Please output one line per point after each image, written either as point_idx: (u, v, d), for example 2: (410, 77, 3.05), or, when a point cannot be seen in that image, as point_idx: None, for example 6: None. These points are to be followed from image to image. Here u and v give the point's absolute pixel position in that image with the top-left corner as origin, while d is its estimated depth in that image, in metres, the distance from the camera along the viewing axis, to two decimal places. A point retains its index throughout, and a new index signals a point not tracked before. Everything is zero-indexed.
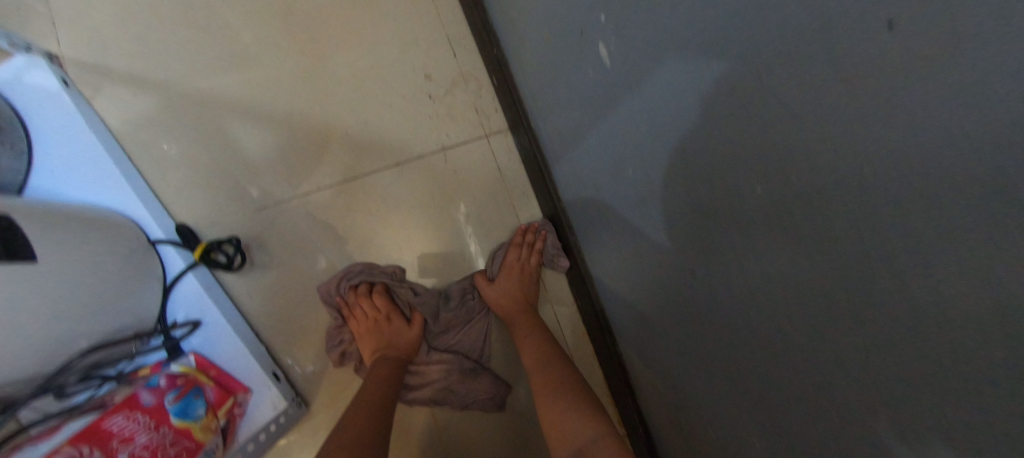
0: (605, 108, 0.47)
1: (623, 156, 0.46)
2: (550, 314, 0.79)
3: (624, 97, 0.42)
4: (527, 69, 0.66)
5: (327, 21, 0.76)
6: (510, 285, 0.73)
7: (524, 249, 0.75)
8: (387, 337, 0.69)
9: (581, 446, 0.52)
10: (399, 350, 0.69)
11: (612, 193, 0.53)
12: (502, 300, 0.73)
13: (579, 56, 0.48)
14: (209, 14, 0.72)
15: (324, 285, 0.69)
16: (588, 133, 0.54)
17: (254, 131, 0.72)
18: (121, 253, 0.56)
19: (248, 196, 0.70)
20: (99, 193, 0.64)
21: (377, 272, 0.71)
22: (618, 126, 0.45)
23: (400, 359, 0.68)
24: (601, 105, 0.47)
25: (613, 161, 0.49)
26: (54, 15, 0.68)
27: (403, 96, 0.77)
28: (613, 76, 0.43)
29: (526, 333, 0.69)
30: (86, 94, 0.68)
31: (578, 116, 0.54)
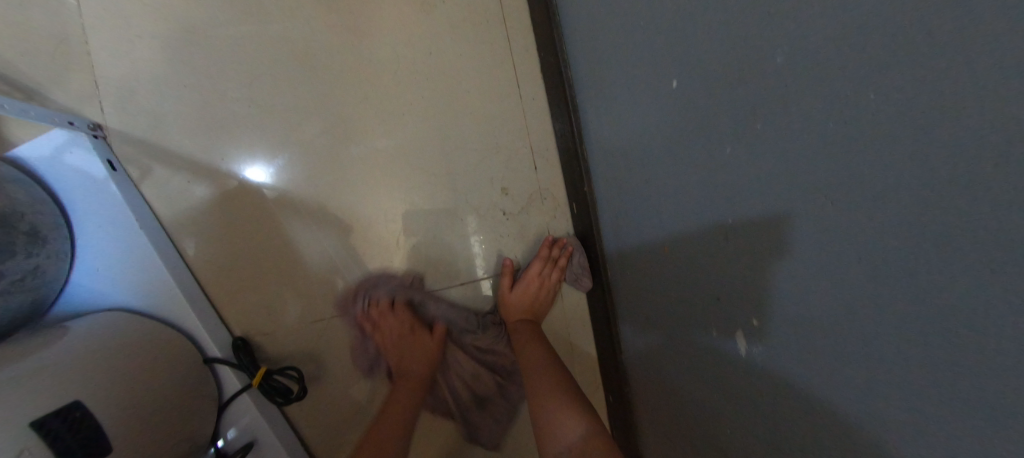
0: (707, 371, 0.46)
1: (720, 424, 0.46)
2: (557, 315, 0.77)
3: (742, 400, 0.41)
4: (621, 232, 0.62)
5: (402, 113, 0.70)
6: (530, 291, 0.70)
7: (547, 263, 0.72)
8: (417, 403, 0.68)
9: (567, 446, 0.51)
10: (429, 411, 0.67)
11: (681, 418, 0.53)
12: (519, 305, 0.70)
13: (690, 303, 0.47)
14: (276, 93, 0.66)
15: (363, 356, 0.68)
16: (673, 357, 0.52)
17: (311, 232, 0.68)
18: (177, 391, 0.53)
19: (300, 304, 0.67)
20: (150, 301, 0.58)
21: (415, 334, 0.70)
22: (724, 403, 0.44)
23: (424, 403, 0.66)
24: (699, 362, 0.47)
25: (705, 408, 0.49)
26: (101, 77, 0.61)
27: (471, 206, 0.72)
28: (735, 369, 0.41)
29: (533, 339, 0.66)
30: (133, 177, 0.62)
31: (669, 337, 0.53)
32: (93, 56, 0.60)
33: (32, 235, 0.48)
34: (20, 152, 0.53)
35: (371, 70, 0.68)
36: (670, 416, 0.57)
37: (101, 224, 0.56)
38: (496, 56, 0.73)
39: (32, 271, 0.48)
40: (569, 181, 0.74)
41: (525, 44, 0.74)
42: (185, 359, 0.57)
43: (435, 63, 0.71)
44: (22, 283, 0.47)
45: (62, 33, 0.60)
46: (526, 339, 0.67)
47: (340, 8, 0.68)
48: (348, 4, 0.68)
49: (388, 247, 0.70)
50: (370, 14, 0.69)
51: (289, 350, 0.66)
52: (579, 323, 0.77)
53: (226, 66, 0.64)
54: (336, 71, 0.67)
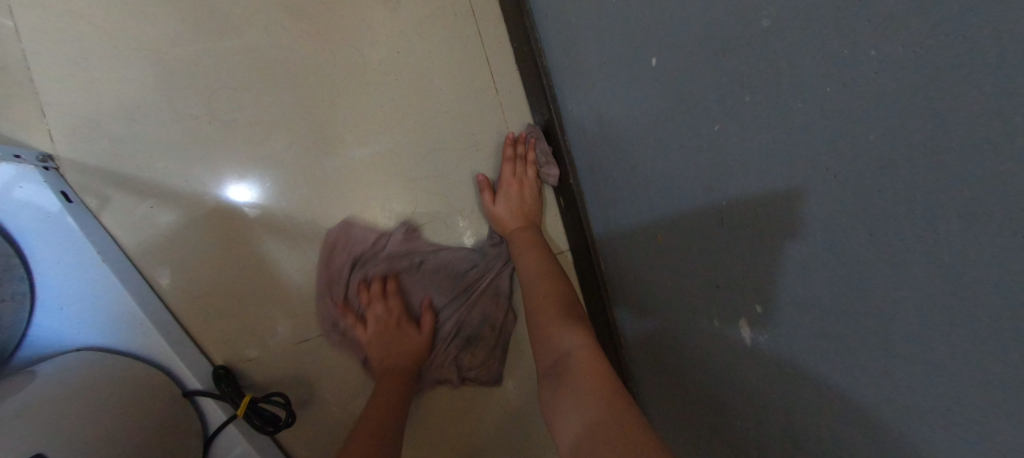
0: (717, 358, 0.43)
1: (737, 414, 0.43)
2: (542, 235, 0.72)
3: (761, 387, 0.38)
4: (613, 221, 0.59)
5: (374, 117, 0.66)
6: (514, 200, 0.66)
7: (517, 162, 0.68)
8: (394, 349, 0.63)
9: (560, 356, 0.46)
10: (404, 359, 0.63)
11: (693, 409, 0.51)
12: (508, 215, 0.65)
13: (695, 289, 0.44)
14: (238, 105, 0.62)
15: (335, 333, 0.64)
16: (681, 347, 0.50)
17: (288, 248, 0.64)
18: (158, 429, 0.50)
19: (283, 324, 0.64)
20: (121, 338, 0.55)
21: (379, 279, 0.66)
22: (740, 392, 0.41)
23: (408, 370, 0.63)
24: (711, 351, 0.44)
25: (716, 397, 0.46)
26: (48, 104, 0.57)
27: (455, 208, 0.69)
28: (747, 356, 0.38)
29: (529, 249, 0.63)
30: (92, 207, 0.58)
31: (675, 327, 0.50)
32: (37, 82, 0.57)
33: None
34: None
35: (339, 74, 0.65)
36: (678, 406, 0.54)
37: (61, 261, 0.53)
38: (469, 50, 0.70)
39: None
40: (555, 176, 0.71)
41: (499, 36, 0.71)
42: (165, 394, 0.54)
43: (406, 62, 0.67)
44: None
45: (0, 60, 0.56)
46: (521, 250, 0.63)
47: (300, 12, 0.64)
48: (307, 6, 0.65)
49: (369, 258, 0.66)
50: (331, 16, 0.65)
51: (276, 375, 0.63)
52: (560, 244, 0.73)
53: (183, 82, 0.60)
54: (301, 78, 0.64)
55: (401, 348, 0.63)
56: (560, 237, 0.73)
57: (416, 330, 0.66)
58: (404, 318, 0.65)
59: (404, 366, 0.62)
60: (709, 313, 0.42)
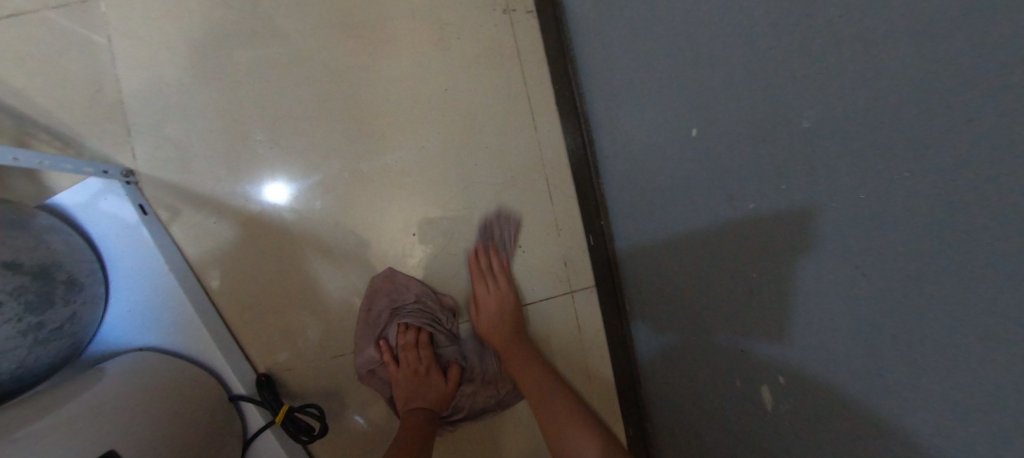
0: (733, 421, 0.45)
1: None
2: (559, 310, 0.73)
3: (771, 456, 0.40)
4: (642, 268, 0.62)
5: (419, 151, 0.71)
6: (499, 288, 0.69)
7: (486, 263, 0.70)
8: (425, 393, 0.65)
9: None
10: (429, 404, 0.64)
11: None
12: (490, 302, 0.68)
13: (716, 351, 0.46)
14: (298, 134, 0.67)
15: (364, 356, 0.68)
16: (700, 401, 0.51)
17: (333, 267, 0.68)
18: (206, 431, 0.54)
19: (321, 339, 0.68)
20: (178, 341, 0.60)
21: (409, 314, 0.69)
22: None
23: (432, 413, 0.64)
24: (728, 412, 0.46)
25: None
26: (133, 123, 0.63)
27: (488, 238, 0.72)
28: (763, 424, 0.40)
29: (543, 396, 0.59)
30: (163, 219, 0.64)
31: (695, 382, 0.52)
32: (126, 103, 0.63)
33: (70, 282, 0.50)
34: (60, 199, 0.56)
35: (390, 109, 0.70)
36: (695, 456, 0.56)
37: (134, 268, 0.58)
38: (513, 91, 0.74)
39: (70, 317, 0.50)
40: (586, 215, 0.73)
41: (541, 79, 0.75)
42: (213, 397, 0.58)
43: (453, 100, 0.72)
44: (61, 330, 0.49)
45: (98, 83, 0.63)
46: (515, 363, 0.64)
47: (360, 51, 0.70)
48: (367, 45, 0.70)
49: (405, 280, 0.69)
50: (387, 56, 0.70)
51: (310, 385, 0.67)
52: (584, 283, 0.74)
53: (251, 109, 0.66)
54: (356, 112, 0.69)
55: (427, 393, 0.65)
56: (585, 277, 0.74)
57: (444, 378, 0.68)
58: (433, 367, 0.68)
59: (427, 408, 0.64)
60: (732, 375, 0.44)
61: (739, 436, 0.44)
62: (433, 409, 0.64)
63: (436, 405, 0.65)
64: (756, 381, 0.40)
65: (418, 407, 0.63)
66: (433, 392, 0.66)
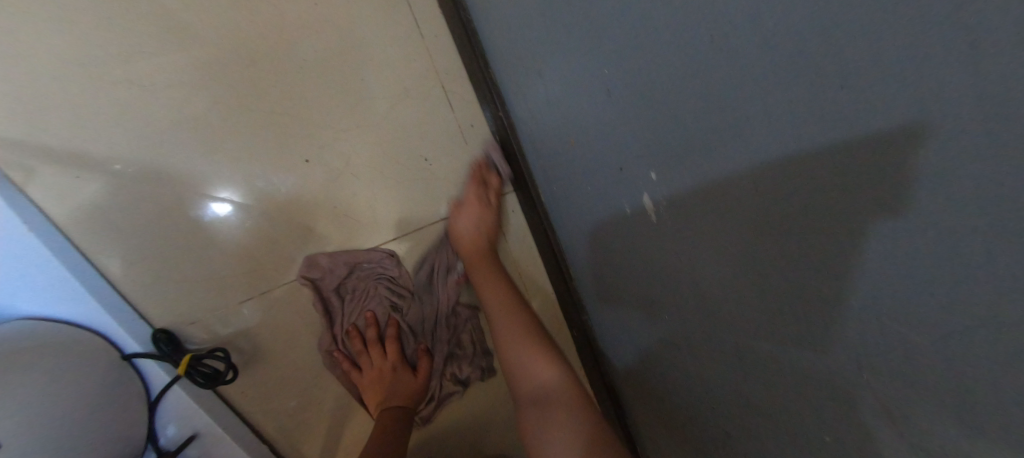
0: (641, 237, 0.44)
1: (662, 285, 0.45)
2: (522, 229, 0.71)
3: (673, 244, 0.40)
4: (544, 145, 0.59)
5: (299, 71, 0.65)
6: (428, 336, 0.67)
7: (347, 302, 0.66)
8: (391, 390, 0.62)
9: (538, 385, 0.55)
10: (383, 362, 0.64)
11: (635, 305, 0.52)
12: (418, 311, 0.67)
13: (613, 173, 0.45)
14: (159, 71, 0.61)
15: (288, 301, 0.64)
16: (615, 242, 0.50)
17: (226, 210, 0.63)
18: (97, 389, 0.50)
19: (227, 288, 0.63)
20: (59, 306, 0.54)
21: (349, 270, 0.66)
22: (660, 258, 0.43)
23: (386, 369, 0.64)
24: (633, 234, 0.46)
25: (649, 281, 0.47)
26: None
27: (392, 155, 0.67)
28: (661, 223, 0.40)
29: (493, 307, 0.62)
30: (15, 181, 0.57)
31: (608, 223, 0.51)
32: None
33: None
34: None
35: (255, 30, 0.64)
36: (623, 311, 0.55)
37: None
38: None
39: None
40: (490, 112, 0.68)
41: None
42: (103, 357, 0.53)
43: (325, 14, 0.66)
44: None
45: None
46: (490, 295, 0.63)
47: None
48: None
49: (350, 260, 0.65)
50: None
51: (224, 337, 0.63)
52: (500, 188, 0.71)
53: (99, 53, 0.60)
54: (220, 39, 0.63)
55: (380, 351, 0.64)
56: (500, 181, 0.71)
57: (411, 373, 0.64)
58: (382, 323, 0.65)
59: (382, 366, 0.64)
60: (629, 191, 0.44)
61: (646, 250, 0.45)
62: (390, 368, 0.64)
63: (405, 401, 0.62)
64: (644, 177, 0.40)
65: (392, 409, 0.61)
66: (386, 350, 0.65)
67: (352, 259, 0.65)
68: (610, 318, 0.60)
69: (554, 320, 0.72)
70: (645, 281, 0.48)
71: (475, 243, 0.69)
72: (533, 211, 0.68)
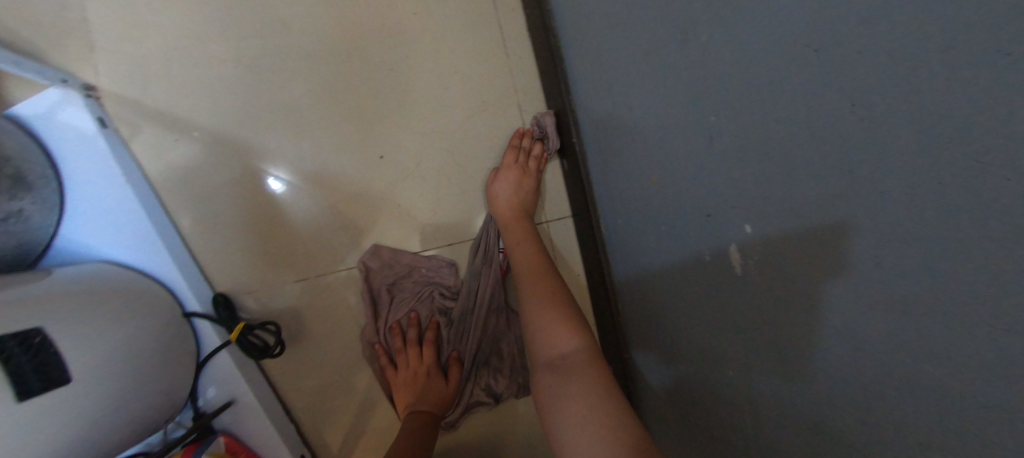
0: (687, 294, 0.42)
1: (700, 347, 0.42)
2: (573, 255, 0.71)
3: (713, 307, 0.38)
4: (609, 178, 0.59)
5: (388, 73, 0.69)
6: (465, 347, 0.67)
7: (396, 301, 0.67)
8: (423, 393, 0.62)
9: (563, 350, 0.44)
10: (420, 364, 0.64)
11: (670, 358, 0.50)
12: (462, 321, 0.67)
13: (667, 221, 0.44)
14: (264, 54, 0.66)
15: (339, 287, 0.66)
16: (661, 289, 0.49)
17: (297, 191, 0.66)
18: (157, 341, 0.53)
19: (285, 265, 0.66)
20: (139, 256, 0.59)
21: (405, 269, 0.67)
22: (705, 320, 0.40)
23: (421, 373, 0.64)
24: (679, 287, 0.44)
25: (684, 339, 0.45)
26: (96, 42, 0.62)
27: (458, 163, 0.69)
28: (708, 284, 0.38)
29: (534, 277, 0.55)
30: (124, 135, 0.63)
31: (656, 267, 0.49)
32: (90, 21, 0.63)
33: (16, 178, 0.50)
34: (18, 109, 0.56)
35: (356, 30, 0.68)
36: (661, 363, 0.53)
37: (93, 179, 0.57)
38: (479, 13, 0.71)
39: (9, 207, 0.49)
40: (560, 137, 0.69)
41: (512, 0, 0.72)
42: (166, 311, 0.56)
43: (421, 23, 0.69)
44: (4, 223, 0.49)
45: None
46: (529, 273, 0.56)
47: None
48: None
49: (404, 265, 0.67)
50: None
51: (273, 311, 0.65)
52: (557, 211, 0.71)
53: (214, 30, 0.65)
54: (324, 34, 0.67)
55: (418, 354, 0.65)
56: (559, 205, 0.71)
57: (444, 380, 0.64)
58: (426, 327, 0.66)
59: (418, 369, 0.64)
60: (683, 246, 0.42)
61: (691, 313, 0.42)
62: (426, 372, 0.64)
63: (435, 408, 0.61)
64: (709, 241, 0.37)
65: (423, 413, 0.60)
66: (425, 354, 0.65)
67: (409, 259, 0.67)
68: (647, 364, 0.57)
69: None
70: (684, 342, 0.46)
71: None
72: (589, 239, 0.67)
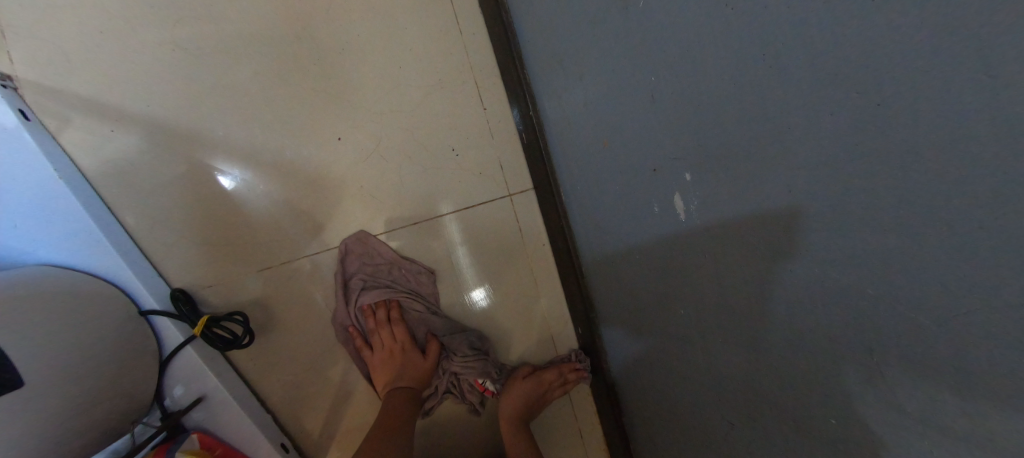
0: (641, 242, 0.45)
1: (651, 292, 0.46)
2: (536, 226, 0.73)
3: (662, 249, 0.41)
4: (566, 146, 0.61)
5: (342, 53, 0.67)
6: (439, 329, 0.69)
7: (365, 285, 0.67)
8: (399, 372, 0.64)
9: None
10: (395, 346, 0.65)
11: (629, 308, 0.54)
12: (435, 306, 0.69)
13: (621, 177, 0.47)
14: (202, 36, 0.63)
15: (305, 275, 0.65)
16: (619, 244, 0.52)
17: (253, 179, 0.64)
18: (110, 340, 0.51)
19: (247, 256, 0.64)
20: (82, 256, 0.55)
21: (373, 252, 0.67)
22: (655, 264, 0.43)
23: (397, 353, 0.65)
24: (634, 238, 0.47)
25: (639, 286, 0.49)
26: (7, 26, 0.57)
27: (420, 143, 0.70)
28: (656, 229, 0.41)
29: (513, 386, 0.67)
30: (51, 128, 0.58)
31: (613, 225, 0.52)
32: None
33: None
34: None
35: (303, 9, 0.66)
36: (623, 314, 0.56)
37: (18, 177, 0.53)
38: None
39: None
40: (519, 112, 0.71)
41: None
42: (119, 310, 0.54)
43: (370, 2, 0.68)
44: None
45: None
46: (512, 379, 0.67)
47: None
48: None
49: (373, 247, 0.67)
50: None
51: (238, 303, 0.63)
52: (521, 185, 0.73)
53: (144, 11, 0.61)
54: (267, 14, 0.65)
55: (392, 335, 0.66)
56: (522, 178, 0.73)
57: (420, 358, 0.66)
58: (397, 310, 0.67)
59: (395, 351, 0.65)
60: (633, 198, 0.45)
61: (645, 261, 0.45)
62: (401, 352, 0.65)
63: (411, 385, 0.63)
64: (652, 188, 0.40)
65: (401, 390, 0.62)
66: (399, 335, 0.66)
67: (376, 241, 0.67)
68: (611, 320, 0.61)
69: (561, 317, 0.73)
70: (638, 292, 0.49)
71: (492, 235, 0.71)
72: (552, 209, 0.70)
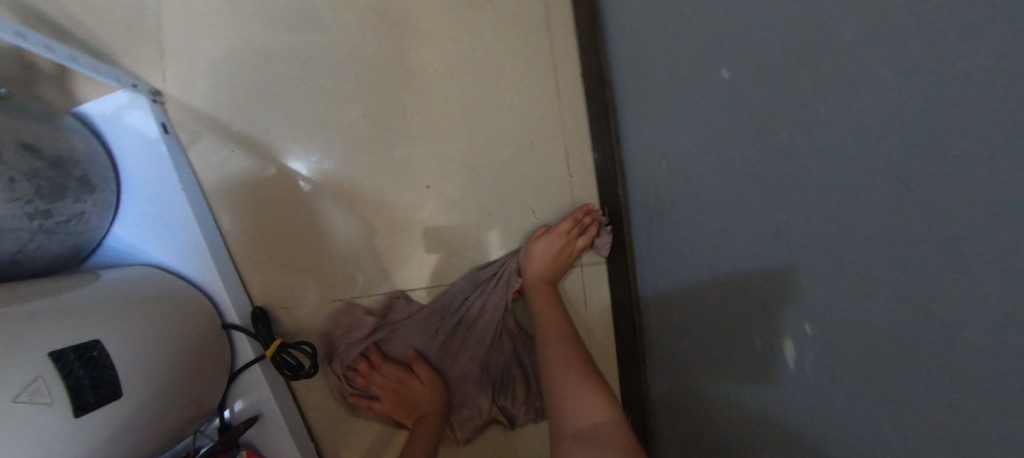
0: (728, 376, 0.42)
1: (730, 430, 0.43)
2: (603, 302, 0.71)
3: (756, 398, 0.38)
4: (652, 237, 0.59)
5: (443, 105, 0.70)
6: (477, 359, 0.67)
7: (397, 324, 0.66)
8: (410, 404, 0.64)
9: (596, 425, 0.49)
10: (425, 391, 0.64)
11: (696, 429, 0.51)
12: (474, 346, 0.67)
13: (713, 300, 0.44)
14: (324, 76, 0.68)
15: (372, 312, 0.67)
16: (697, 360, 0.49)
17: (342, 212, 0.67)
18: (196, 353, 0.53)
19: (322, 284, 0.66)
20: (185, 263, 0.60)
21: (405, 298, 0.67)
22: (742, 407, 0.40)
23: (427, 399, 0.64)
24: (719, 366, 0.44)
25: (715, 415, 0.46)
26: (167, 48, 0.64)
27: (499, 199, 0.70)
28: (751, 374, 0.39)
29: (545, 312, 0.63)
30: (183, 141, 0.64)
31: (693, 339, 0.50)
32: (163, 27, 0.64)
33: (82, 181, 0.51)
34: (85, 108, 0.58)
35: (416, 61, 0.70)
36: (688, 431, 0.53)
37: (149, 185, 0.59)
38: (536, 53, 0.72)
39: (59, 187, 0.48)
40: (604, 186, 0.70)
41: (569, 45, 0.73)
42: (207, 321, 0.57)
43: (479, 60, 0.71)
44: (66, 225, 0.50)
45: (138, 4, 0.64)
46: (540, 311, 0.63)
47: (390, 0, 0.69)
48: None
49: (416, 277, 0.68)
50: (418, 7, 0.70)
51: (305, 328, 0.66)
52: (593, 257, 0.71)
53: (279, 47, 0.67)
54: (384, 61, 0.69)
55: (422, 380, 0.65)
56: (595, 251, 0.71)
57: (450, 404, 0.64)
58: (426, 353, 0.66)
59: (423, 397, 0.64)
60: (725, 328, 0.42)
61: (729, 397, 0.42)
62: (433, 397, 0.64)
63: (434, 412, 0.63)
64: (753, 334, 0.37)
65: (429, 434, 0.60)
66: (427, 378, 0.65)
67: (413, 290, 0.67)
68: (671, 427, 0.58)
69: None
70: (714, 421, 0.46)
71: None
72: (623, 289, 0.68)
